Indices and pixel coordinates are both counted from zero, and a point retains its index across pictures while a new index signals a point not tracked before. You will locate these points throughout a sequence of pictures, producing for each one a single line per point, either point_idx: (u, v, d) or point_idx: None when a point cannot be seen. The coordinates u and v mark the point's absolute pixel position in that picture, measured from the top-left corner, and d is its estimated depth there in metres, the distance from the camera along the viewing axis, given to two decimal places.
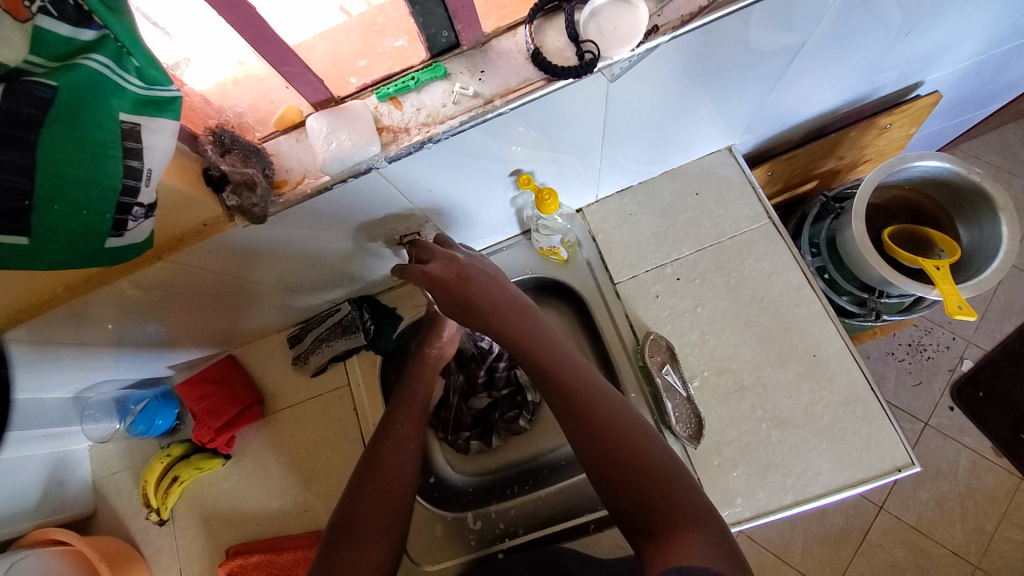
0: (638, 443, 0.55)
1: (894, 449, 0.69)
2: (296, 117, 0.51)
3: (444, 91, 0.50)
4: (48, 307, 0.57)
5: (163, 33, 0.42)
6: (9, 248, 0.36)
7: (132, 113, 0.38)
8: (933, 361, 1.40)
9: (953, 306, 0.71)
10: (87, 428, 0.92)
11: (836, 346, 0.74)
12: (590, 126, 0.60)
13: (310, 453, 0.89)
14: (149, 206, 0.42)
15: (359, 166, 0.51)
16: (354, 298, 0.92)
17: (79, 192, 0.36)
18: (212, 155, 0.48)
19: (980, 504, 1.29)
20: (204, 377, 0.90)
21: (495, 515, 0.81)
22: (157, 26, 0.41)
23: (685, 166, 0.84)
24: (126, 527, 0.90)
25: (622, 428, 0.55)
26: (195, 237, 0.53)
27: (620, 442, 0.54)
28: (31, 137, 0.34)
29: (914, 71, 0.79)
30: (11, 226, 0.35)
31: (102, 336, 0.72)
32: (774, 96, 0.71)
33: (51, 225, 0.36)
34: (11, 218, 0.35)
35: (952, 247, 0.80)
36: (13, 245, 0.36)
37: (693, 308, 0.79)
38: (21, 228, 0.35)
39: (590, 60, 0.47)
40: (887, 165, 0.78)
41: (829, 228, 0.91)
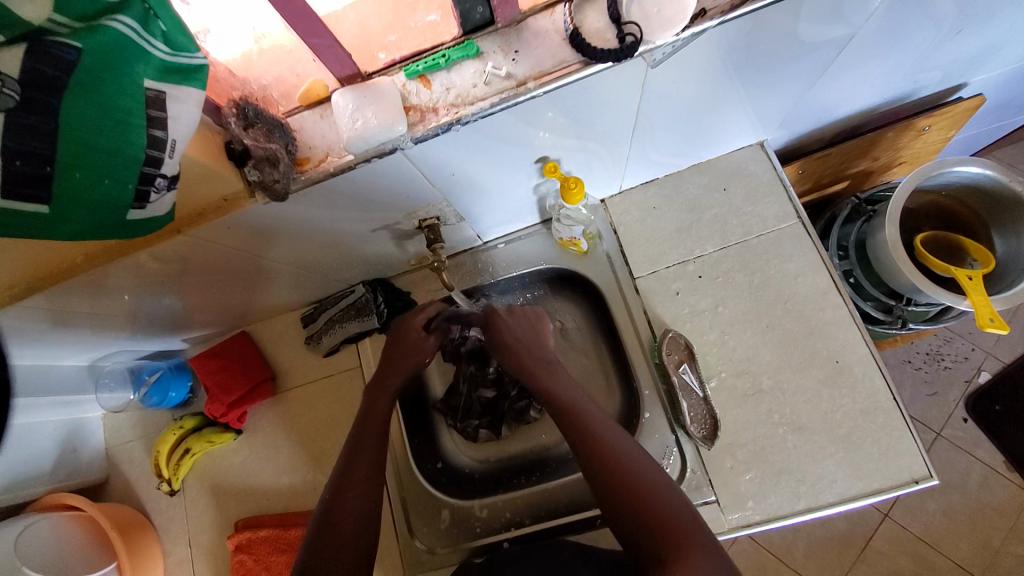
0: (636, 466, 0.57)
1: (914, 461, 0.67)
2: (321, 91, 0.49)
3: (475, 70, 0.48)
4: (65, 277, 0.56)
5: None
6: (30, 214, 0.35)
7: (157, 80, 0.36)
8: (951, 371, 1.37)
9: (986, 318, 0.68)
10: (101, 397, 0.93)
11: (861, 353, 0.72)
12: (622, 115, 0.57)
13: (319, 432, 0.89)
14: (171, 178, 0.41)
15: (384, 146, 0.49)
16: (368, 280, 0.89)
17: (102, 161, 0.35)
18: (234, 128, 0.46)
19: (988, 518, 1.27)
20: (218, 352, 0.90)
21: (501, 505, 0.80)
22: None
23: (714, 161, 0.81)
24: (138, 495, 0.92)
25: (619, 452, 0.58)
26: (215, 212, 0.52)
27: (617, 466, 0.57)
28: (54, 101, 0.33)
29: (960, 71, 0.76)
30: (33, 193, 0.34)
31: (118, 308, 0.72)
32: (815, 91, 0.68)
33: (72, 193, 0.36)
34: (33, 185, 0.34)
35: (987, 256, 0.77)
36: (32, 214, 0.35)
37: (714, 307, 0.77)
38: (42, 196, 0.35)
39: (632, 43, 0.44)
40: (925, 168, 0.75)
41: (859, 231, 0.89)
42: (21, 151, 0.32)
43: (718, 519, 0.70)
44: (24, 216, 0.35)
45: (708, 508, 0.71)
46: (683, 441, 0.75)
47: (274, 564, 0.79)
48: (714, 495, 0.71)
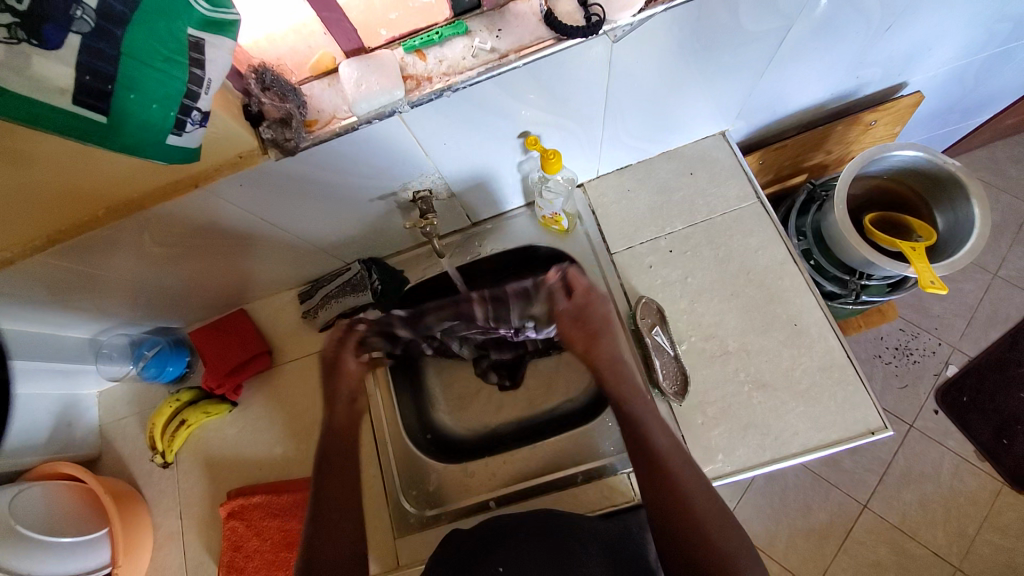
0: (704, 495, 0.63)
1: (868, 413, 0.73)
2: (329, 63, 0.57)
3: (464, 45, 0.56)
4: (88, 229, 0.61)
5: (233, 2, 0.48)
6: (91, 125, 0.41)
7: (197, 30, 0.41)
8: (919, 365, 1.44)
9: (926, 281, 0.76)
10: (102, 367, 0.95)
11: (816, 316, 0.79)
12: (596, 93, 0.65)
13: (312, 406, 0.92)
14: (206, 113, 0.47)
15: (383, 110, 0.56)
16: (364, 258, 0.95)
17: (154, 85, 0.41)
18: (253, 88, 0.53)
19: (962, 507, 1.33)
20: (218, 327, 0.95)
21: (486, 467, 0.84)
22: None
23: (682, 149, 0.90)
24: (130, 469, 0.94)
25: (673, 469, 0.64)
26: (230, 167, 0.58)
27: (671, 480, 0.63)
28: (118, 33, 0.38)
29: (897, 70, 0.86)
30: (94, 103, 0.40)
31: (126, 277, 0.76)
32: (767, 80, 0.77)
33: (125, 113, 0.41)
34: (96, 97, 0.39)
35: (930, 231, 0.85)
36: (92, 121, 0.41)
37: (684, 278, 0.84)
38: (102, 108, 0.40)
39: (596, 21, 0.52)
40: (869, 152, 0.83)
41: (814, 218, 0.97)
42: (90, 67, 0.38)
43: None
44: (86, 123, 0.41)
45: None
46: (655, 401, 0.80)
47: (267, 528, 0.83)
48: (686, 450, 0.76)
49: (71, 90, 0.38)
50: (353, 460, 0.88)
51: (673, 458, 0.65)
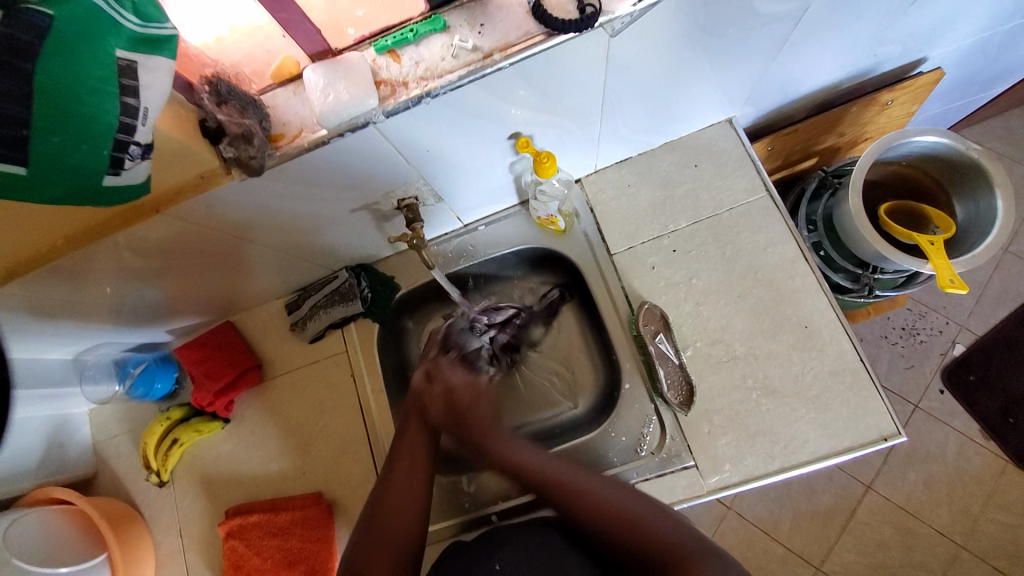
0: (647, 518, 0.62)
1: (881, 419, 0.70)
2: (293, 68, 0.51)
3: (443, 44, 0.50)
4: (47, 261, 0.56)
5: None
6: (8, 179, 0.36)
7: (128, 50, 0.37)
8: (926, 345, 1.41)
9: (946, 279, 0.71)
10: (86, 390, 0.92)
11: (828, 317, 0.75)
12: (591, 89, 0.59)
13: (306, 420, 0.89)
14: (146, 146, 0.42)
15: (357, 120, 0.50)
16: (352, 266, 0.91)
17: (79, 123, 0.36)
18: (207, 104, 0.48)
19: (966, 486, 1.32)
20: (202, 343, 0.90)
21: (488, 481, 0.81)
22: None
23: (685, 139, 0.84)
24: (127, 488, 0.91)
25: (609, 504, 0.64)
26: (192, 190, 0.53)
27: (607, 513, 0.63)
28: (27, 66, 0.33)
29: (917, 45, 0.79)
30: (11, 154, 0.35)
31: (101, 298, 0.72)
32: (777, 64, 0.70)
33: (48, 157, 0.36)
34: (12, 146, 0.35)
35: (948, 222, 0.80)
36: (11, 175, 0.36)
37: (688, 279, 0.79)
38: (20, 158, 0.35)
39: (591, 13, 0.46)
40: (887, 137, 0.77)
41: (826, 205, 0.92)
42: None
43: (697, 482, 0.73)
44: (4, 178, 0.36)
45: (687, 473, 0.73)
46: (662, 410, 0.77)
47: (266, 548, 0.80)
48: (693, 460, 0.73)
49: None
50: (351, 475, 0.86)
51: (599, 495, 0.65)
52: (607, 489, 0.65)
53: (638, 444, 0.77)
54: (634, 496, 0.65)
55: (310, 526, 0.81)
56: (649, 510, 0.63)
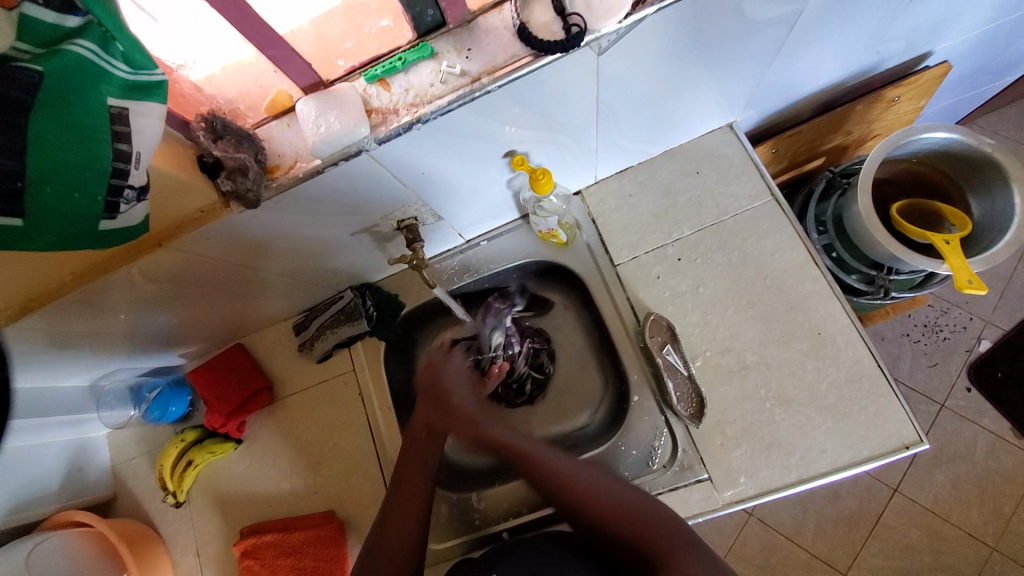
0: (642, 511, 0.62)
1: (902, 427, 0.68)
2: (286, 101, 0.52)
3: (431, 70, 0.50)
4: (56, 296, 0.57)
5: (150, 18, 0.41)
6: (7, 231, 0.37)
7: (120, 97, 0.39)
8: (950, 342, 1.36)
9: (963, 280, 0.68)
10: (103, 415, 0.94)
11: (841, 323, 0.73)
12: (583, 104, 0.59)
13: (317, 438, 0.90)
14: (139, 188, 0.43)
15: (349, 149, 0.51)
16: (356, 286, 0.92)
17: (74, 175, 0.38)
18: (204, 141, 0.49)
19: (999, 487, 1.26)
20: (215, 365, 0.92)
21: (498, 496, 0.81)
22: (144, 12, 0.41)
23: (685, 146, 0.82)
24: (144, 509, 0.92)
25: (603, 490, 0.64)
26: (191, 224, 0.54)
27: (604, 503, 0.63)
28: (20, 121, 0.34)
29: (923, 40, 0.77)
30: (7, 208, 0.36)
31: (115, 326, 0.74)
32: (775, 69, 0.69)
33: (46, 208, 0.38)
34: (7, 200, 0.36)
35: (963, 220, 0.77)
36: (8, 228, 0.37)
37: (694, 288, 0.78)
38: (16, 210, 0.36)
39: (577, 33, 0.47)
40: (895, 136, 0.75)
41: (836, 205, 0.89)
42: None
43: (711, 496, 0.71)
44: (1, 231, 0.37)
45: (700, 486, 0.72)
46: (673, 422, 0.76)
47: (280, 567, 0.79)
48: (706, 473, 0.72)
49: None
50: (363, 493, 0.86)
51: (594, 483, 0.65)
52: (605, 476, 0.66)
53: (648, 457, 0.76)
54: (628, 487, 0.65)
55: (325, 545, 0.80)
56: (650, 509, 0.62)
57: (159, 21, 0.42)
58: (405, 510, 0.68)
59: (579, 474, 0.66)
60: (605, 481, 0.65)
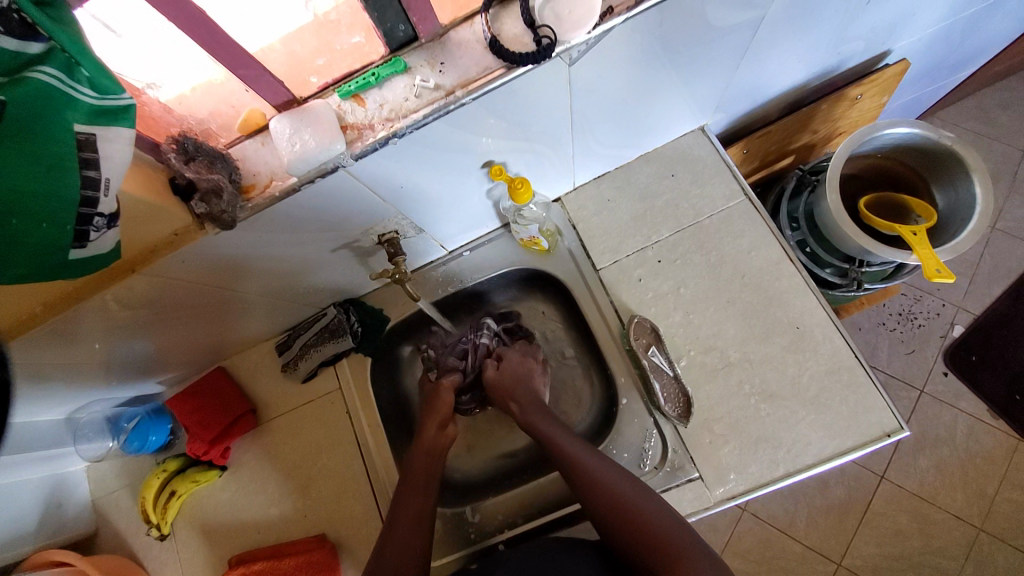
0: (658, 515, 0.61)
1: (882, 414, 0.70)
2: (259, 120, 0.51)
3: (406, 84, 0.50)
4: (28, 327, 0.55)
5: (110, 31, 0.39)
6: None
7: (87, 124, 0.38)
8: (924, 328, 1.40)
9: (931, 269, 0.71)
10: (80, 448, 0.91)
11: (819, 316, 0.74)
12: (557, 114, 0.60)
13: (305, 460, 0.88)
14: (110, 216, 0.42)
15: (325, 166, 0.51)
16: (339, 302, 0.91)
17: (40, 205, 0.37)
18: (175, 162, 0.48)
19: (979, 467, 1.30)
20: (196, 390, 0.90)
21: (493, 508, 0.80)
22: (104, 25, 0.39)
23: (660, 149, 0.84)
24: (126, 545, 0.89)
25: (617, 491, 0.64)
26: (168, 247, 0.53)
27: (619, 505, 0.63)
28: None
29: (880, 39, 0.80)
30: None
31: (89, 355, 0.71)
32: (742, 72, 0.71)
33: (11, 241, 0.36)
34: None
35: (929, 211, 0.80)
36: None
37: (676, 289, 0.79)
38: None
39: (548, 44, 0.47)
40: (860, 133, 0.78)
41: (807, 202, 0.91)
42: None
43: (703, 494, 0.72)
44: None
45: (692, 485, 0.72)
46: (661, 422, 0.77)
47: None
48: (697, 471, 0.72)
49: None
50: (355, 513, 0.84)
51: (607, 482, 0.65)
52: (616, 476, 0.65)
53: (640, 459, 0.76)
54: (643, 489, 0.65)
55: (318, 570, 0.78)
56: (662, 514, 0.62)
57: (120, 35, 0.40)
58: (403, 526, 0.68)
59: (584, 464, 0.66)
60: (613, 472, 0.66)
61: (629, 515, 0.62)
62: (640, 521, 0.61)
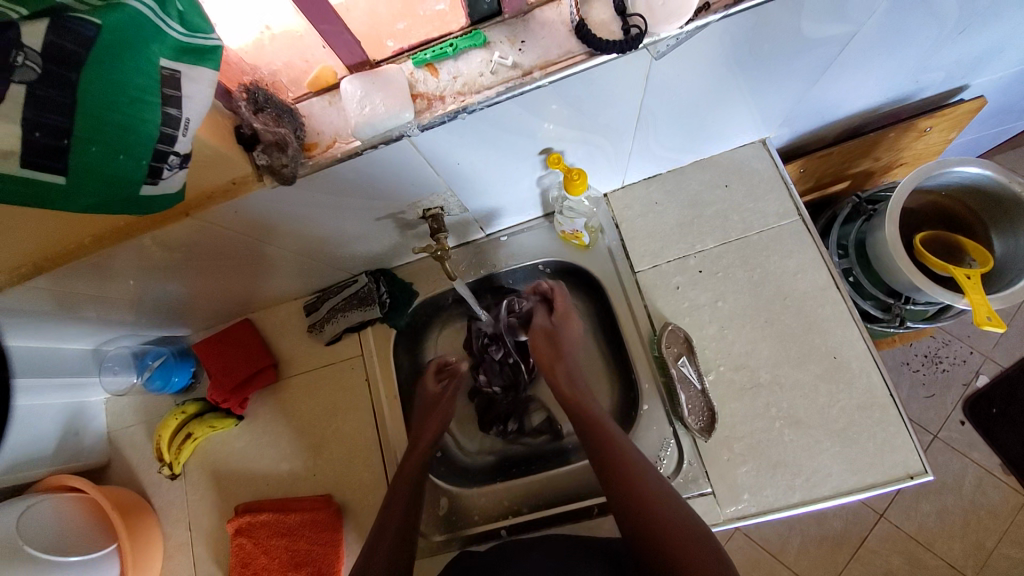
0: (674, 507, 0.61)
1: (909, 456, 0.68)
2: (330, 78, 0.51)
3: (483, 59, 0.49)
4: (72, 257, 0.56)
5: None
6: (47, 187, 0.37)
7: (172, 60, 0.38)
8: (948, 374, 1.37)
9: (982, 316, 0.69)
10: (105, 380, 0.93)
11: (857, 349, 0.72)
12: (627, 108, 0.58)
13: (320, 421, 0.89)
14: (184, 156, 0.42)
15: (390, 133, 0.50)
16: (371, 271, 0.91)
17: (120, 137, 0.37)
18: (245, 112, 0.48)
19: (983, 520, 1.28)
20: (222, 339, 0.91)
21: (501, 493, 0.80)
22: None
23: (716, 158, 0.82)
24: (138, 479, 0.91)
25: (639, 473, 0.64)
26: (224, 195, 0.53)
27: (638, 484, 0.63)
28: (73, 77, 0.34)
29: (963, 72, 0.76)
30: (52, 163, 0.36)
31: (123, 291, 0.72)
32: (816, 90, 0.69)
33: (88, 168, 0.37)
34: (52, 155, 0.36)
35: (986, 256, 0.77)
36: (50, 184, 0.37)
37: (713, 301, 0.78)
38: (60, 167, 0.36)
39: (636, 35, 0.45)
40: (928, 167, 0.75)
41: (859, 230, 0.89)
42: (37, 122, 0.34)
43: (713, 510, 0.71)
44: (44, 187, 0.37)
45: (703, 500, 0.72)
46: (681, 434, 0.76)
47: (274, 547, 0.78)
48: (710, 487, 0.72)
49: (18, 152, 0.34)
50: (363, 480, 0.85)
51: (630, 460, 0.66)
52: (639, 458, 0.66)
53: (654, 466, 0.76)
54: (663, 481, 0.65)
55: (320, 529, 0.80)
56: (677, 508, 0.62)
57: None
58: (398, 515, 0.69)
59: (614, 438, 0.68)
60: (638, 456, 0.67)
61: (643, 496, 0.62)
62: (651, 504, 0.62)
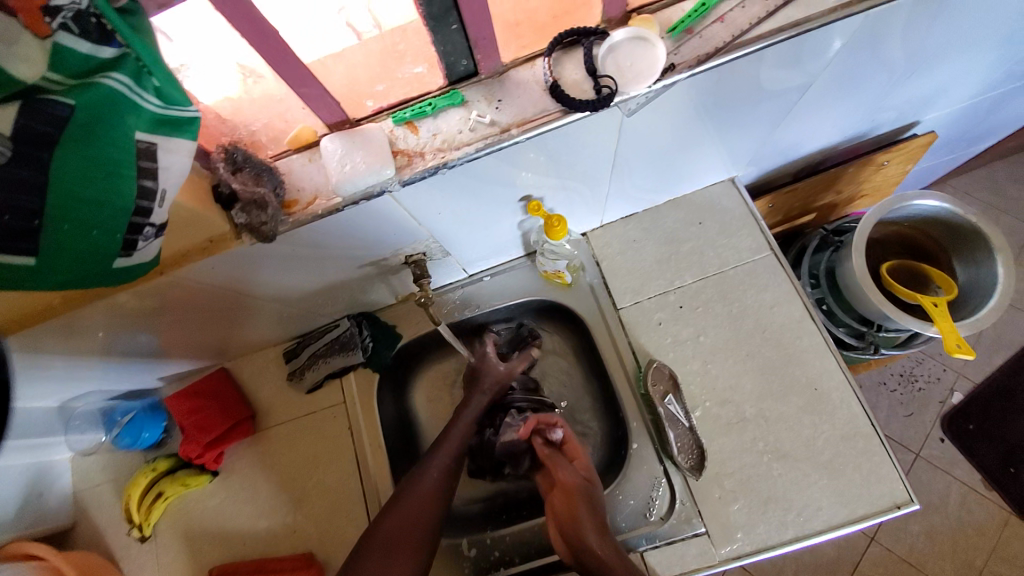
0: None
1: (894, 486, 0.69)
2: (309, 137, 0.52)
3: (460, 117, 0.51)
4: (42, 318, 0.55)
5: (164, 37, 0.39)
6: (14, 269, 0.35)
7: (148, 133, 0.38)
8: (923, 392, 1.40)
9: (952, 345, 0.71)
10: (71, 439, 0.88)
11: (837, 379, 0.74)
12: (602, 156, 0.60)
13: (301, 473, 0.86)
14: (159, 226, 0.42)
15: (371, 189, 0.51)
16: (353, 314, 0.90)
17: (93, 213, 0.37)
18: (223, 172, 0.48)
19: (970, 538, 1.29)
20: (196, 391, 0.87)
21: (491, 542, 0.78)
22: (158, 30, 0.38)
23: (690, 196, 0.85)
24: (104, 544, 0.86)
25: None
26: (200, 253, 0.52)
27: None
28: (45, 155, 0.34)
29: (912, 111, 0.81)
30: (22, 245, 0.35)
31: (92, 346, 0.70)
32: (779, 133, 0.73)
33: (61, 246, 0.36)
34: (23, 237, 0.34)
35: (950, 284, 0.81)
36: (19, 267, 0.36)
37: (696, 336, 0.79)
38: (31, 248, 0.35)
39: (608, 94, 0.48)
40: (889, 200, 0.80)
41: (829, 260, 0.92)
42: (7, 203, 0.33)
43: (709, 551, 0.70)
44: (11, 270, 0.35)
45: (698, 540, 0.71)
46: (672, 473, 0.75)
47: None
48: (704, 527, 0.71)
49: None
50: (346, 534, 0.82)
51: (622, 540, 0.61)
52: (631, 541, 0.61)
53: (647, 507, 0.74)
54: None
55: None
56: None
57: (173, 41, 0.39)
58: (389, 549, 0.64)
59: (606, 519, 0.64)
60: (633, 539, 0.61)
61: None
62: None
